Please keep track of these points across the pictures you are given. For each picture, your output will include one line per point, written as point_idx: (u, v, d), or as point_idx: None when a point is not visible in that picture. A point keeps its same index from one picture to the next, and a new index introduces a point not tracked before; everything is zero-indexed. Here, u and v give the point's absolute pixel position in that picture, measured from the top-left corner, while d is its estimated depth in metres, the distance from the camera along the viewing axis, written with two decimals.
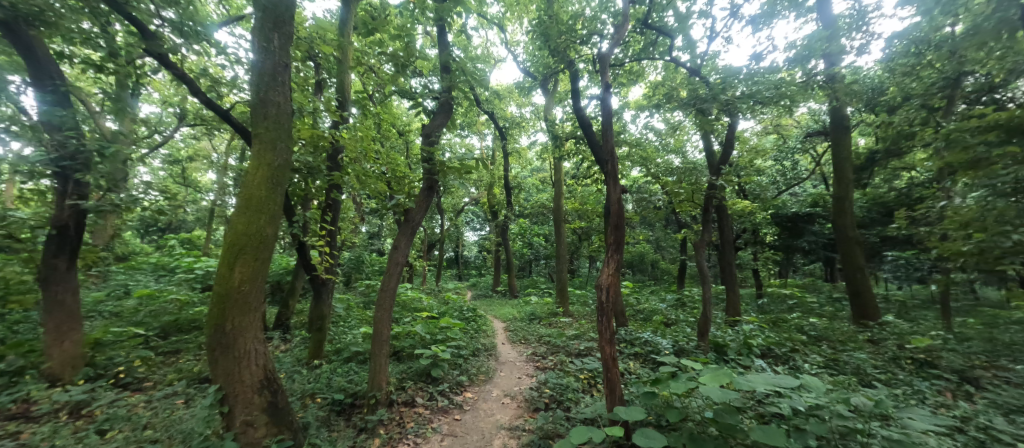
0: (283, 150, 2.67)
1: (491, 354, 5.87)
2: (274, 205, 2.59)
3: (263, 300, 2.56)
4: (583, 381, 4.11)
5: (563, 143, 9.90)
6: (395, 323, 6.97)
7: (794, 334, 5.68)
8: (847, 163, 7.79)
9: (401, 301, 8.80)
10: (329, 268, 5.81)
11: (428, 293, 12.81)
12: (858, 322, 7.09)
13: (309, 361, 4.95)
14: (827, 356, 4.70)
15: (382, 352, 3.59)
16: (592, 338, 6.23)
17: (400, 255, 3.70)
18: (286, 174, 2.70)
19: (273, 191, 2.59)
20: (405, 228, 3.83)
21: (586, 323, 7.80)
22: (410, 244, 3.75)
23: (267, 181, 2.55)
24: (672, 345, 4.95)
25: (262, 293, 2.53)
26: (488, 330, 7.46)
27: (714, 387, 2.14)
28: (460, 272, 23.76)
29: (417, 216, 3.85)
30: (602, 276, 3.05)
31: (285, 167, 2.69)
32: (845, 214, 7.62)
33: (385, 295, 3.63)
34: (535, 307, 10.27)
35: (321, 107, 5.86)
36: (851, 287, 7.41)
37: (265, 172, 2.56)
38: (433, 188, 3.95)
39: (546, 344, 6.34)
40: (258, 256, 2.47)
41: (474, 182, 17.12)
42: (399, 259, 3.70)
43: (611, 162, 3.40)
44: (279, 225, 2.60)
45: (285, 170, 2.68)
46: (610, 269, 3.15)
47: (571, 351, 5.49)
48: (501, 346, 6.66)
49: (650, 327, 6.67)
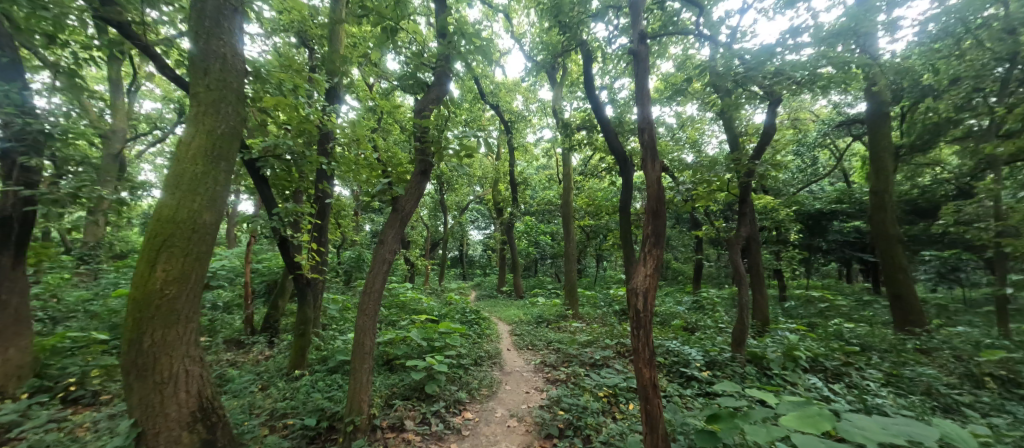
0: (229, 114, 2.14)
1: (495, 363, 5.27)
2: (215, 186, 2.06)
3: (197, 308, 2.07)
4: (603, 401, 3.51)
5: (574, 134, 9.26)
6: (391, 326, 6.42)
7: (837, 343, 5.03)
8: (886, 154, 7.12)
9: (401, 302, 8.26)
10: (317, 267, 5.26)
11: (430, 293, 12.28)
12: (902, 329, 6.42)
13: (289, 372, 4.40)
14: (886, 371, 4.05)
15: (364, 368, 3.01)
16: (608, 346, 5.61)
17: (388, 250, 3.12)
18: (233, 145, 2.16)
19: (212, 168, 2.05)
20: (394, 219, 3.22)
21: (598, 327, 7.20)
22: (399, 237, 3.16)
23: (205, 152, 2.03)
24: (703, 356, 4.33)
25: (196, 300, 2.04)
26: (492, 334, 6.88)
27: (808, 436, 1.50)
28: (464, 271, 23.22)
29: (408, 205, 3.26)
30: (638, 279, 2.56)
31: (232, 136, 2.16)
32: (884, 210, 6.94)
33: (369, 299, 3.05)
34: (543, 308, 9.68)
35: (310, 89, 5.33)
36: (892, 290, 6.74)
37: (203, 140, 2.03)
38: (427, 173, 3.33)
39: (556, 352, 5.72)
40: (190, 250, 1.95)
41: (479, 179, 16.57)
42: (385, 255, 3.12)
43: (648, 132, 2.83)
44: (221, 212, 2.08)
45: (231, 139, 2.14)
46: (649, 266, 2.62)
47: (587, 361, 4.86)
48: (506, 352, 6.08)
49: (671, 332, 6.05)
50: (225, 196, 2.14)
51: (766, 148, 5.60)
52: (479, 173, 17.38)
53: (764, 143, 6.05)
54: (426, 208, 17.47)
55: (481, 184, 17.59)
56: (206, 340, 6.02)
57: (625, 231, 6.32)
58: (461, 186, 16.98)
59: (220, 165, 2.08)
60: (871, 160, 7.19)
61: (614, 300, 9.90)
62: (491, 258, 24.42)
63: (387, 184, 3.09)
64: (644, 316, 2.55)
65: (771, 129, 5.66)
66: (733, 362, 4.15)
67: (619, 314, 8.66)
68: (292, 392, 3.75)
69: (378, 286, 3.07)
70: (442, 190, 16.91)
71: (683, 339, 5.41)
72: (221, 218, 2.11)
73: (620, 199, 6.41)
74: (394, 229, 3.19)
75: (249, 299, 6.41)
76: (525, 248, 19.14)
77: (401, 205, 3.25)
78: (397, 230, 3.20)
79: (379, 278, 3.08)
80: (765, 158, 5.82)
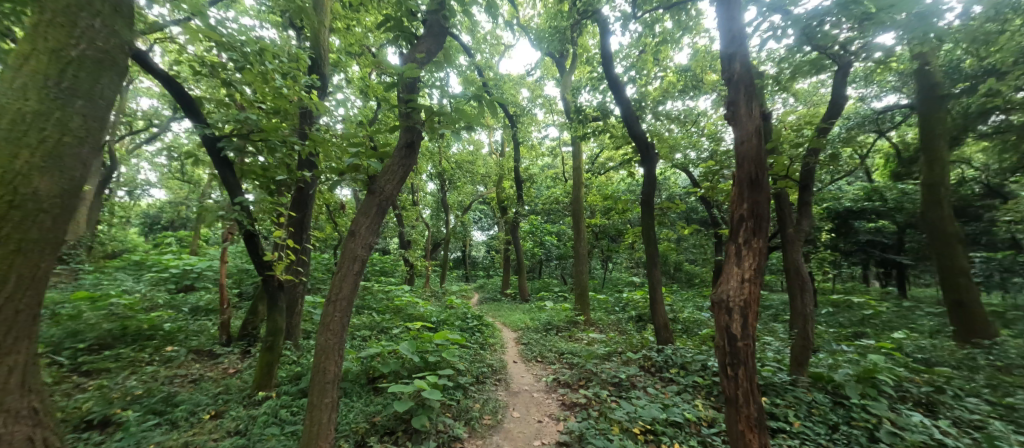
0: (92, 30, 1.75)
1: (499, 381, 4.49)
2: (49, 146, 1.63)
3: (28, 316, 1.63)
4: (638, 441, 2.79)
5: (585, 124, 8.48)
6: (383, 335, 5.69)
7: (908, 359, 4.25)
8: (942, 142, 6.31)
9: (396, 306, 7.51)
10: (293, 267, 4.54)
11: (430, 296, 11.52)
12: (965, 341, 5.63)
13: (252, 393, 3.68)
14: (987, 400, 3.27)
15: (325, 403, 2.33)
16: (632, 360, 4.84)
17: (361, 244, 2.40)
18: (110, 85, 1.85)
19: (60, 105, 1.66)
20: (371, 204, 2.49)
21: (615, 336, 6.44)
22: (375, 230, 2.44)
23: (45, 85, 1.63)
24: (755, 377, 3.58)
25: (22, 310, 1.60)
26: (495, 344, 6.11)
27: None
28: (467, 273, 22.40)
29: (390, 188, 2.53)
30: (737, 299, 2.53)
31: (106, 74, 1.82)
32: (940, 204, 6.17)
33: (332, 308, 2.34)
34: (551, 314, 8.92)
35: (288, 62, 4.62)
36: (951, 296, 5.93)
37: (45, 64, 1.65)
38: (413, 147, 2.60)
39: (570, 366, 4.97)
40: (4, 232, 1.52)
41: (483, 177, 15.92)
42: (358, 253, 2.40)
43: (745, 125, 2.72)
44: (60, 182, 1.66)
45: (98, 78, 1.77)
46: (750, 284, 2.56)
47: (609, 379, 4.12)
48: (512, 365, 5.35)
49: (703, 345, 5.27)
50: (97, 155, 1.82)
51: (835, 117, 4.65)
52: (483, 171, 16.71)
53: (834, 114, 5.15)
54: (427, 207, 16.70)
55: (485, 183, 16.91)
56: (172, 349, 5.32)
57: (650, 226, 5.57)
58: (463, 185, 16.29)
59: (85, 112, 1.73)
60: (924, 149, 6.40)
61: (627, 305, 9.11)
62: (495, 259, 23.56)
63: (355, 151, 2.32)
64: (742, 343, 2.51)
65: (843, 98, 4.70)
66: (791, 385, 3.40)
67: (635, 321, 7.87)
68: (247, 423, 3.04)
69: (349, 292, 2.36)
70: (444, 188, 16.20)
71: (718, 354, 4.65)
72: (88, 182, 1.78)
73: (643, 190, 5.68)
74: (374, 216, 2.48)
75: (223, 303, 5.69)
76: (530, 249, 18.37)
77: (381, 185, 2.51)
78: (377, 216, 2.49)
79: (352, 282, 2.37)
80: (830, 134, 4.86)
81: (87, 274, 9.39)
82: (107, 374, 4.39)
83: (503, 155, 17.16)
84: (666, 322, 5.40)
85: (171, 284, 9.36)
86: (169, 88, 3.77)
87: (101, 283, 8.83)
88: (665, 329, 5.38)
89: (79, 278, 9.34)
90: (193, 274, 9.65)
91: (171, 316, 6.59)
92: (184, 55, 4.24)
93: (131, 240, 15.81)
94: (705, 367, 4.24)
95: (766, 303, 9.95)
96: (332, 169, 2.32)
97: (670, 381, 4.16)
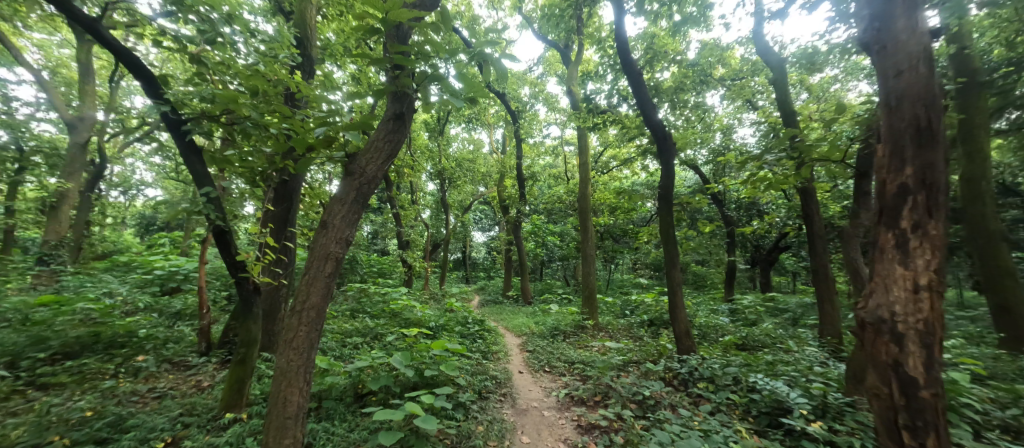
0: None
1: (504, 397, 3.99)
2: None
3: None
4: None
5: (593, 116, 8.00)
6: (376, 343, 5.22)
7: (966, 373, 3.77)
8: (982, 133, 5.82)
9: (392, 309, 7.03)
10: (272, 268, 4.06)
11: (428, 299, 11.03)
12: (1014, 349, 5.16)
13: (218, 416, 3.20)
14: None
15: (283, 444, 1.96)
16: (652, 372, 4.37)
17: (335, 239, 1.95)
18: None
19: None
20: (352, 190, 2.02)
21: (629, 342, 5.96)
22: (353, 223, 1.98)
23: None
24: (804, 396, 3.08)
25: None
26: (499, 351, 5.63)
27: None
28: (467, 274, 21.89)
29: (374, 168, 2.05)
30: (914, 344, 2.27)
31: None
32: (982, 200, 5.70)
33: (294, 321, 1.91)
34: (556, 317, 8.44)
35: (268, 40, 4.13)
36: (994, 300, 5.47)
37: None
38: (401, 117, 2.11)
39: (582, 378, 4.49)
40: None
41: (484, 176, 15.55)
42: (333, 251, 1.95)
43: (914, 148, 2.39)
44: None
45: None
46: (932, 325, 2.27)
47: (629, 396, 3.65)
48: (518, 375, 4.86)
49: (727, 355, 4.78)
50: None
51: None
52: (483, 169, 16.26)
53: None
54: (426, 207, 16.23)
55: (485, 183, 16.49)
56: (143, 359, 4.83)
57: (668, 221, 5.08)
58: (463, 184, 15.86)
59: None
60: (965, 139, 5.89)
61: (637, 308, 8.61)
62: (495, 260, 23.04)
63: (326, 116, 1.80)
64: (925, 392, 2.26)
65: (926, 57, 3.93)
66: (848, 405, 2.92)
67: (648, 326, 7.37)
68: None
69: (319, 302, 1.93)
70: (444, 188, 15.76)
71: (750, 366, 4.16)
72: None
73: (661, 182, 5.20)
74: (352, 203, 2.01)
75: (202, 308, 5.19)
76: (532, 250, 17.92)
77: (360, 165, 2.03)
78: (356, 204, 2.03)
79: (321, 289, 1.93)
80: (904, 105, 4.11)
81: (67, 276, 8.87)
82: (64, 389, 3.89)
83: (504, 154, 16.76)
84: (687, 328, 4.91)
85: (156, 287, 8.83)
86: (120, 57, 3.21)
87: (80, 285, 8.31)
88: (686, 337, 4.89)
89: (59, 280, 8.82)
90: (179, 276, 9.07)
91: (149, 321, 6.09)
92: (146, 26, 3.73)
93: (121, 240, 15.25)
94: (738, 381, 3.75)
95: (782, 306, 9.45)
96: (294, 142, 1.80)
97: (698, 398, 3.67)
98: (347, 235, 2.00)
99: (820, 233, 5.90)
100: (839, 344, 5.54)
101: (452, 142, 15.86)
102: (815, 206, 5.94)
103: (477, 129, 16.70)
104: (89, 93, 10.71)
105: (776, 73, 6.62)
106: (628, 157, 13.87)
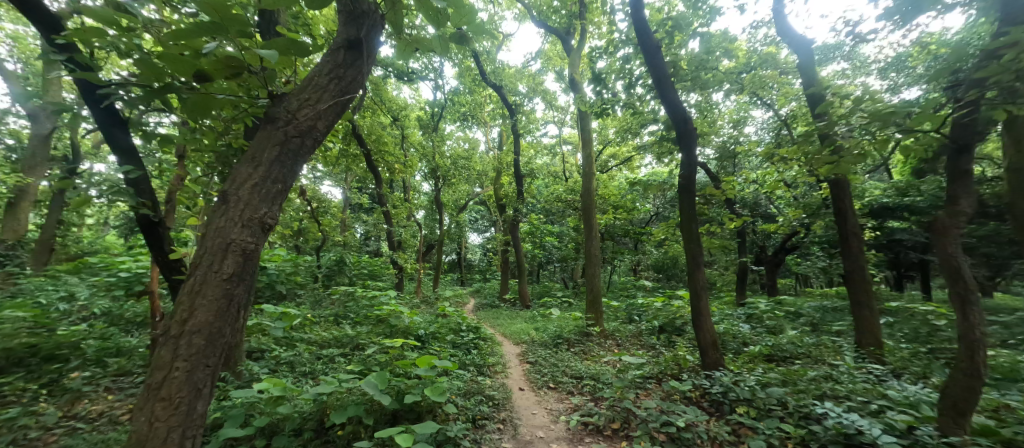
0: None
1: (504, 424, 3.35)
2: None
3: None
4: None
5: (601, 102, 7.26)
6: (357, 356, 4.53)
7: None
8: None
9: (376, 315, 6.33)
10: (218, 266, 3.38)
11: (420, 303, 10.34)
12: None
13: None
14: None
15: None
16: (675, 391, 3.74)
17: (240, 221, 1.44)
18: None
19: None
20: (273, 148, 1.52)
21: (643, 352, 5.32)
22: (266, 201, 1.48)
23: None
24: (886, 432, 2.46)
25: None
26: (497, 364, 4.96)
27: None
28: (462, 276, 21.19)
29: (310, 114, 1.55)
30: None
31: None
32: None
33: (170, 350, 1.41)
34: (558, 323, 7.79)
35: None
36: None
37: None
38: (355, 46, 1.63)
39: (595, 399, 3.86)
40: None
41: (480, 174, 15.02)
42: (237, 240, 1.43)
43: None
44: None
45: None
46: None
47: (654, 424, 3.02)
48: (520, 393, 4.21)
49: (762, 369, 4.15)
50: None
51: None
52: (479, 168, 15.62)
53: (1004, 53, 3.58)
54: (420, 206, 15.52)
55: (482, 181, 15.84)
56: (78, 377, 4.09)
57: (691, 215, 4.43)
58: (459, 183, 15.17)
59: None
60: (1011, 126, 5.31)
61: (645, 313, 7.96)
62: (491, 262, 22.34)
63: (213, 18, 1.23)
64: None
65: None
66: (947, 444, 2.29)
67: (659, 333, 6.72)
68: None
69: (213, 323, 1.43)
70: (439, 187, 15.04)
71: (794, 384, 3.53)
72: None
73: (682, 172, 4.57)
74: (274, 172, 1.52)
75: (153, 315, 4.46)
76: (530, 251, 17.25)
77: (288, 115, 1.53)
78: (283, 172, 1.55)
79: (216, 300, 1.42)
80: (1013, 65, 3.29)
81: (24, 278, 8.04)
82: None
83: (500, 151, 16.16)
84: (713, 339, 4.27)
85: (121, 290, 8.03)
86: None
87: (36, 288, 7.50)
88: (712, 350, 4.25)
89: (14, 283, 8.00)
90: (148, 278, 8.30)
91: (97, 329, 5.33)
92: None
93: (96, 240, 14.31)
94: (786, 405, 3.11)
95: (798, 310, 8.85)
96: (167, 58, 1.23)
97: (740, 428, 3.02)
98: (264, 220, 1.49)
99: (854, 229, 5.32)
100: (881, 354, 4.93)
101: (447, 139, 15.21)
102: (848, 199, 5.35)
103: (472, 126, 16.06)
104: (53, 80, 9.86)
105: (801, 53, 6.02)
106: (631, 155, 13.26)
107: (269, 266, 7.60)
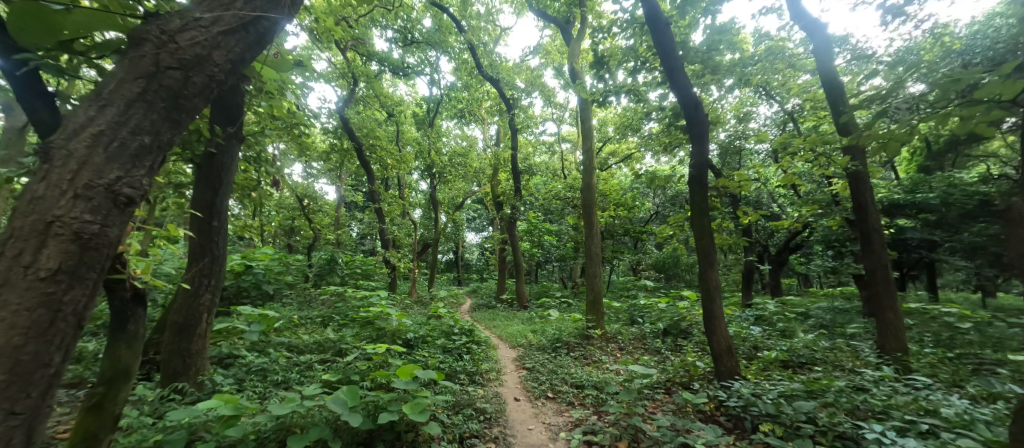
0: None
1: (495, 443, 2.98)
2: None
3: None
4: None
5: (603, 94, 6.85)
6: (338, 362, 4.16)
7: None
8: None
9: (363, 317, 5.92)
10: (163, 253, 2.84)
11: (413, 304, 9.93)
12: None
13: None
14: None
15: None
16: (687, 404, 3.37)
17: (58, 193, 1.08)
18: None
19: None
20: (130, 95, 1.24)
21: (647, 358, 4.96)
22: (109, 163, 1.17)
23: None
24: None
25: None
26: (491, 371, 4.58)
27: None
28: (459, 276, 20.68)
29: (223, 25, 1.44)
30: None
31: None
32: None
33: None
34: (557, 325, 7.41)
35: None
36: None
37: None
38: None
39: (598, 412, 3.48)
40: None
41: (477, 171, 14.61)
42: (61, 214, 1.08)
43: None
44: None
45: None
46: None
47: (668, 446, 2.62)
48: (515, 404, 3.83)
49: (783, 379, 3.78)
50: None
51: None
52: (476, 165, 15.20)
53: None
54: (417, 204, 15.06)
55: (479, 177, 15.39)
56: None
57: (703, 209, 4.06)
58: (455, 180, 14.73)
59: None
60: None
61: (649, 314, 7.58)
62: (489, 262, 21.89)
63: None
64: None
65: None
66: None
67: (664, 336, 6.35)
68: None
69: (23, 347, 1.07)
70: (434, 184, 14.58)
71: (821, 396, 3.15)
72: None
73: (693, 163, 4.19)
74: (135, 119, 1.23)
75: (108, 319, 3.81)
76: (528, 250, 16.82)
77: (163, 39, 1.30)
78: (149, 119, 1.26)
79: (30, 309, 1.06)
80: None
81: None
82: None
83: (497, 148, 15.75)
84: (728, 345, 3.90)
85: None
86: None
87: None
88: (727, 357, 3.87)
89: None
90: None
91: None
92: None
93: None
94: (817, 421, 2.74)
95: (809, 311, 8.47)
96: None
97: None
98: (117, 189, 1.17)
99: (874, 225, 4.95)
100: (907, 361, 4.57)
101: (442, 135, 14.76)
102: (868, 193, 4.98)
103: (468, 123, 15.64)
104: None
105: (817, 39, 5.65)
106: (632, 152, 12.87)
107: (254, 265, 7.19)
